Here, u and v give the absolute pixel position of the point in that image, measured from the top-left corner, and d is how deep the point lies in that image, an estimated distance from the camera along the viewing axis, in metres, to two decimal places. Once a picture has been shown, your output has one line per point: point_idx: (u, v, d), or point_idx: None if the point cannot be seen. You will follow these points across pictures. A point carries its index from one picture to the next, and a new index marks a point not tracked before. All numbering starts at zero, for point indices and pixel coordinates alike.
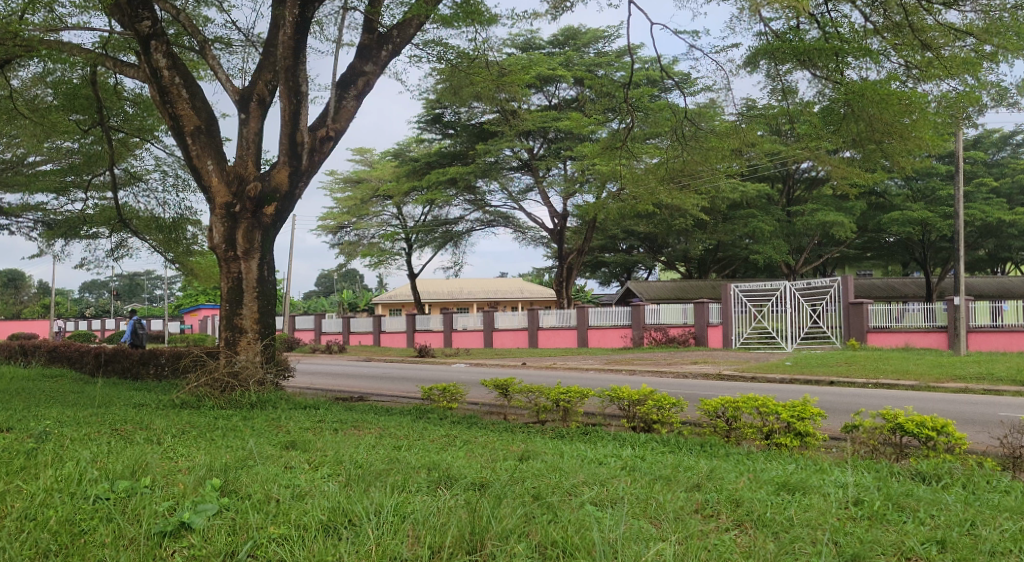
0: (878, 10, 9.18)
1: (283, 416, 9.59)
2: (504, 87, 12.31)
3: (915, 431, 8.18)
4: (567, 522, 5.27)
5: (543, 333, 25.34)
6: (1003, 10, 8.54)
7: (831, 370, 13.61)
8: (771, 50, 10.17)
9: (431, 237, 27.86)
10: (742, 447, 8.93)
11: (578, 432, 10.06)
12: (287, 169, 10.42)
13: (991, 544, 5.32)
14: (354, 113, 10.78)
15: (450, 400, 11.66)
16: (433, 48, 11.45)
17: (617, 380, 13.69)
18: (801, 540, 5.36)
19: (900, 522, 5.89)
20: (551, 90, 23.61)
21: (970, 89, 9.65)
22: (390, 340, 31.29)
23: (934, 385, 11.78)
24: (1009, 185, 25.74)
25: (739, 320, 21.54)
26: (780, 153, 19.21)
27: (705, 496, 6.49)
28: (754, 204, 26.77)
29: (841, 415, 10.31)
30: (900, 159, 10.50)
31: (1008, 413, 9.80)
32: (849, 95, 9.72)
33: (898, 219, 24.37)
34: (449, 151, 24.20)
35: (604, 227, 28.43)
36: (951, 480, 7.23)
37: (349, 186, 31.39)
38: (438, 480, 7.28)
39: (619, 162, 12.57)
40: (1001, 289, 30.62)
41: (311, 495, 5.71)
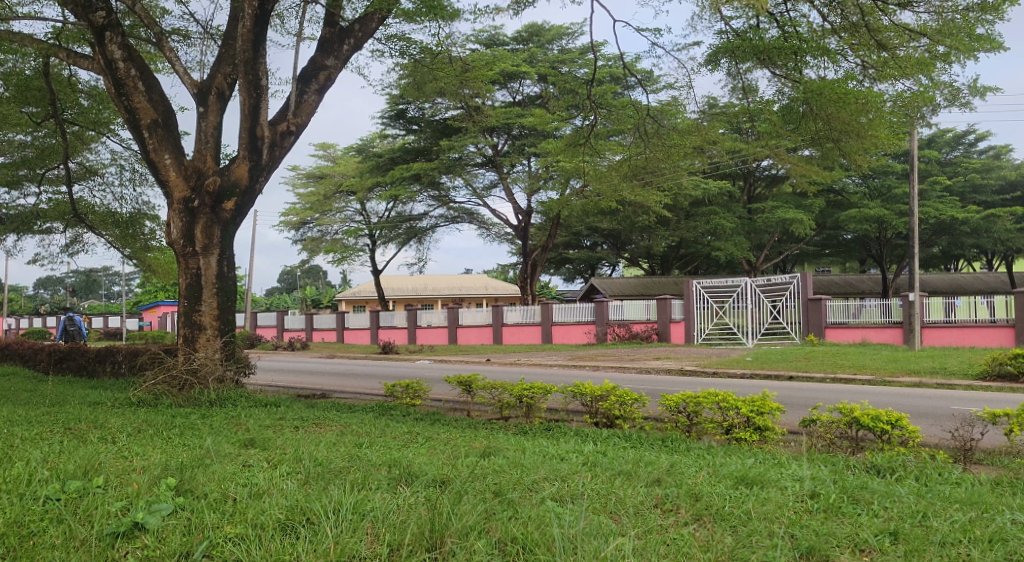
0: (836, 10, 9.30)
1: (242, 413, 9.47)
2: (467, 83, 12.29)
3: (870, 425, 8.31)
4: (527, 518, 5.28)
5: (508, 330, 25.34)
6: (955, 12, 8.74)
7: (790, 365, 13.81)
8: (732, 48, 10.27)
9: (395, 233, 27.68)
10: (703, 441, 9.02)
11: (542, 429, 10.07)
12: (247, 164, 10.26)
13: (942, 535, 5.44)
14: (315, 108, 10.69)
15: (413, 397, 11.61)
16: (397, 44, 11.36)
17: (580, 376, 13.78)
18: (759, 533, 5.45)
19: (855, 514, 5.99)
20: (515, 87, 23.59)
21: (924, 89, 9.86)
22: (353, 337, 31.06)
23: (890, 379, 12.01)
24: (962, 184, 26.31)
25: (701, 316, 21.78)
26: (740, 150, 19.42)
27: (665, 491, 6.56)
28: (716, 201, 27.04)
29: (799, 409, 10.47)
30: (857, 157, 10.69)
31: (960, 406, 10.03)
32: (807, 94, 9.87)
33: (855, 217, 24.77)
34: (414, 147, 24.10)
35: (569, 224, 28.50)
36: (903, 473, 7.38)
37: (311, 181, 31.08)
38: (399, 478, 7.26)
39: (583, 158, 12.62)
40: (955, 285, 31.33)
41: (269, 493, 5.65)
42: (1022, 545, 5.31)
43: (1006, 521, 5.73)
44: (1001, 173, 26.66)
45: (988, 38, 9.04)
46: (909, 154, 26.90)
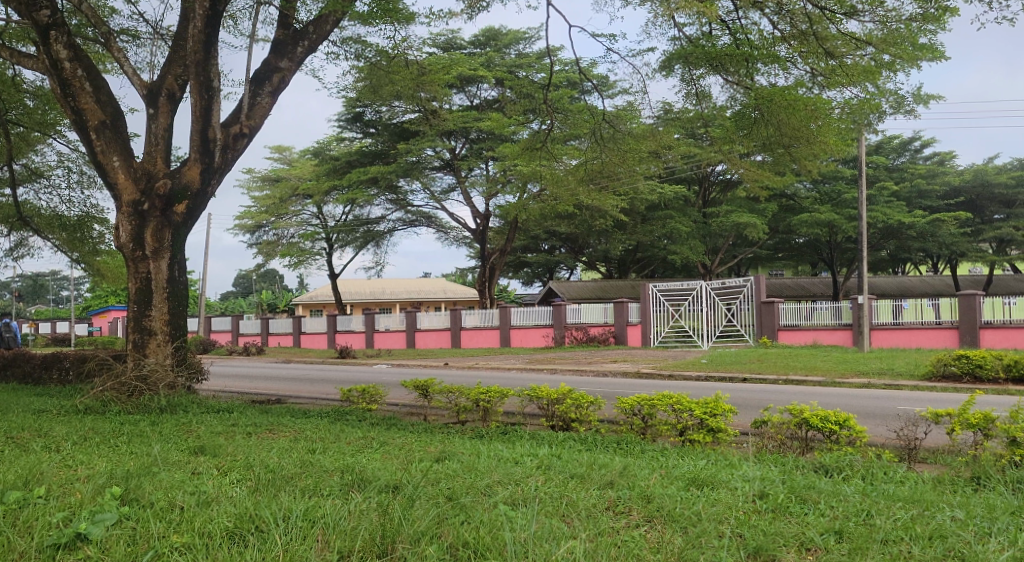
0: (785, 18, 9.45)
1: (194, 420, 9.34)
2: (424, 87, 12.26)
3: (819, 426, 8.48)
4: (479, 522, 5.29)
5: (467, 334, 25.33)
6: (899, 22, 8.96)
7: (744, 367, 14.02)
8: (685, 54, 10.40)
9: (352, 237, 27.51)
10: (658, 443, 9.11)
11: (498, 432, 10.09)
12: (198, 166, 10.10)
13: (885, 533, 5.55)
14: (270, 110, 10.57)
15: (370, 402, 11.58)
16: (353, 47, 11.32)
17: (537, 379, 13.83)
18: (708, 534, 5.52)
19: (802, 514, 6.10)
20: (473, 90, 23.61)
21: (870, 96, 10.09)
22: (310, 341, 30.79)
23: (840, 381, 12.25)
24: (909, 188, 26.95)
25: (658, 319, 21.99)
26: (695, 155, 19.65)
27: (618, 493, 6.62)
28: (672, 205, 27.32)
29: (751, 411, 10.62)
30: (807, 163, 10.90)
31: (907, 407, 10.26)
32: (758, 100, 10.05)
33: (807, 221, 25.20)
34: (371, 150, 24.00)
35: (528, 229, 28.58)
36: (850, 472, 7.54)
37: (267, 184, 30.84)
38: (351, 483, 7.22)
39: (540, 162, 12.71)
40: (903, 288, 32.08)
41: (217, 501, 5.58)
42: (960, 541, 5.45)
43: (945, 518, 5.85)
44: (946, 179, 27.38)
45: (929, 48, 9.30)
46: (857, 160, 27.50)
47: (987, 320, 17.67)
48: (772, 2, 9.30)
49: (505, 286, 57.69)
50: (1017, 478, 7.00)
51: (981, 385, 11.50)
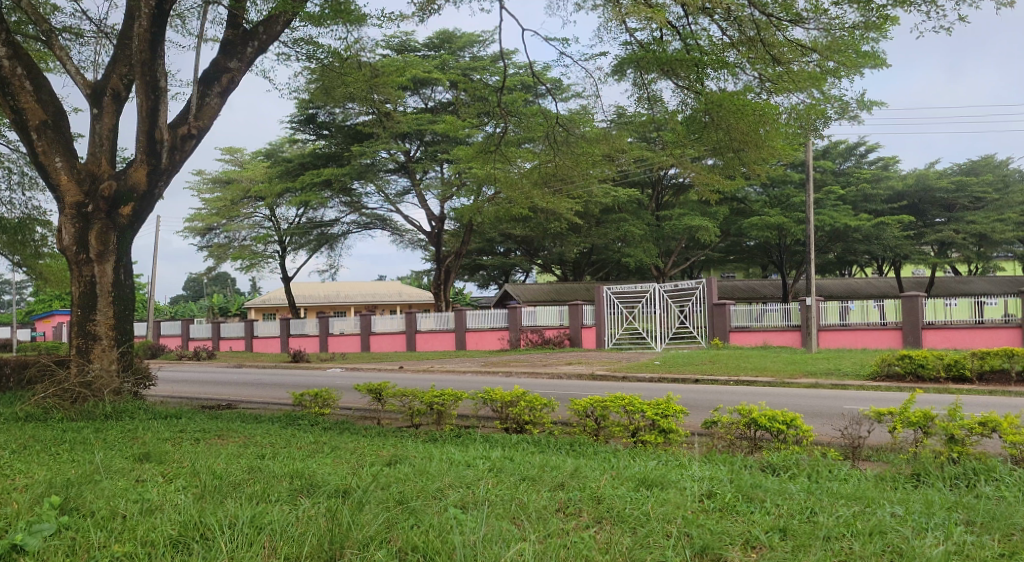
0: (734, 24, 9.57)
1: (140, 426, 9.17)
2: (377, 89, 12.17)
3: (767, 426, 8.62)
4: (428, 526, 5.29)
5: (422, 337, 25.26)
6: (842, 30, 9.16)
7: (696, 368, 14.20)
8: (636, 59, 10.46)
9: (306, 239, 27.23)
10: (610, 444, 9.17)
11: (451, 436, 10.07)
12: (145, 168, 9.90)
13: (827, 530, 5.67)
14: (219, 111, 10.36)
15: (322, 406, 11.46)
16: (304, 48, 11.22)
17: (491, 382, 13.85)
18: (656, 534, 5.59)
19: (748, 512, 6.20)
20: (427, 93, 23.52)
21: (815, 102, 10.31)
22: (262, 345, 30.40)
23: (788, 381, 12.48)
24: (855, 192, 27.58)
25: (612, 321, 22.15)
26: (647, 158, 19.86)
27: (569, 494, 6.65)
28: (625, 208, 27.55)
29: (701, 411, 10.76)
30: (756, 167, 11.09)
31: (852, 406, 10.48)
32: (708, 104, 10.18)
33: (757, 224, 25.60)
34: (325, 152, 23.87)
35: (484, 232, 28.60)
36: (796, 471, 7.67)
37: (218, 185, 30.40)
38: (300, 489, 7.15)
39: (494, 166, 12.71)
40: (850, 289, 32.82)
41: (162, 508, 5.49)
42: (898, 537, 5.58)
43: (886, 514, 5.99)
44: (890, 183, 28.09)
45: (870, 55, 9.54)
46: (806, 164, 28.06)
47: (929, 321, 18.15)
48: (721, 9, 9.42)
49: (460, 288, 57.64)
50: (954, 475, 7.19)
51: (922, 384, 11.81)
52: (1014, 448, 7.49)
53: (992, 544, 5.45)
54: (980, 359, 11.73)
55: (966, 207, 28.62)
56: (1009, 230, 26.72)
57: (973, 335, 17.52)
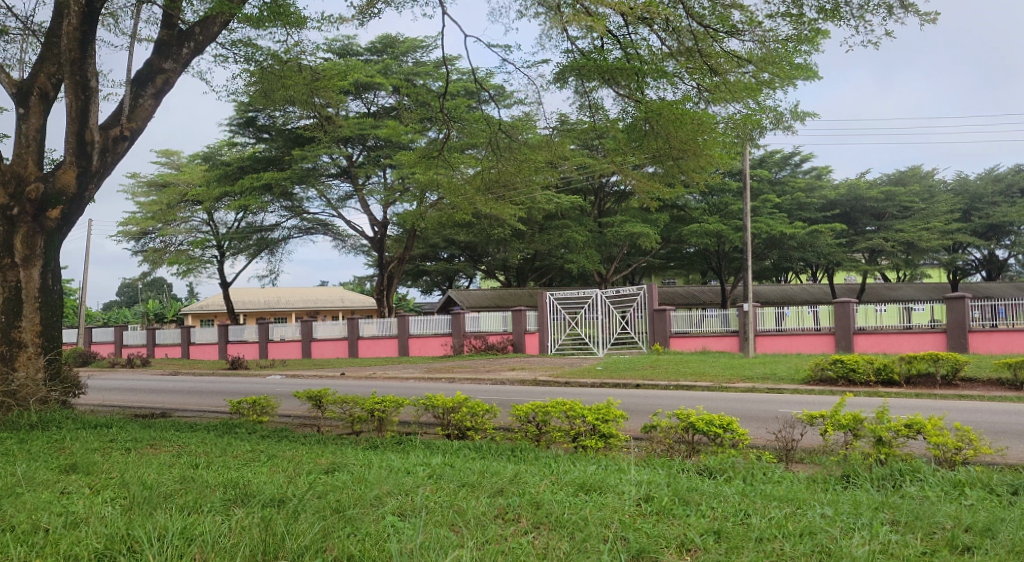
0: (672, 34, 9.70)
1: (67, 436, 8.88)
2: (318, 93, 12.01)
3: (704, 430, 8.75)
4: (365, 534, 5.27)
5: (365, 343, 25.03)
6: (777, 42, 9.39)
7: (637, 374, 14.33)
8: (577, 67, 10.46)
9: (245, 244, 26.77)
10: (551, 450, 9.19)
11: (392, 443, 9.98)
12: (74, 170, 9.55)
13: (759, 532, 5.78)
14: (153, 112, 10.01)
15: (260, 414, 11.27)
16: (243, 49, 11.03)
17: (432, 389, 13.78)
18: (593, 538, 5.64)
19: (684, 515, 6.29)
20: (370, 98, 23.35)
21: (751, 112, 10.54)
22: (200, 352, 29.75)
23: (726, 386, 12.71)
24: (790, 201, 28.27)
25: (554, 327, 22.29)
26: (590, 165, 20.05)
27: (507, 500, 6.66)
28: (568, 215, 27.77)
29: (641, 416, 10.89)
30: (694, 175, 11.29)
31: (785, 409, 10.71)
32: (647, 113, 10.31)
33: (697, 231, 26.05)
34: (265, 156, 23.58)
35: (427, 237, 28.48)
36: (731, 474, 7.82)
37: (153, 189, 29.71)
38: (234, 499, 7.01)
39: (437, 171, 12.68)
40: (786, 296, 33.64)
41: (87, 521, 5.33)
42: (827, 537, 5.71)
43: (816, 514, 6.14)
44: (823, 192, 28.88)
45: (803, 68, 9.80)
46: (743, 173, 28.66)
47: (860, 326, 18.70)
48: (660, 20, 9.54)
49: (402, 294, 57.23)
50: (882, 476, 7.39)
51: (853, 387, 12.15)
52: (938, 449, 7.74)
53: (915, 542, 5.62)
54: (907, 363, 12.11)
55: (895, 216, 29.58)
56: (936, 238, 27.71)
57: (902, 340, 18.09)
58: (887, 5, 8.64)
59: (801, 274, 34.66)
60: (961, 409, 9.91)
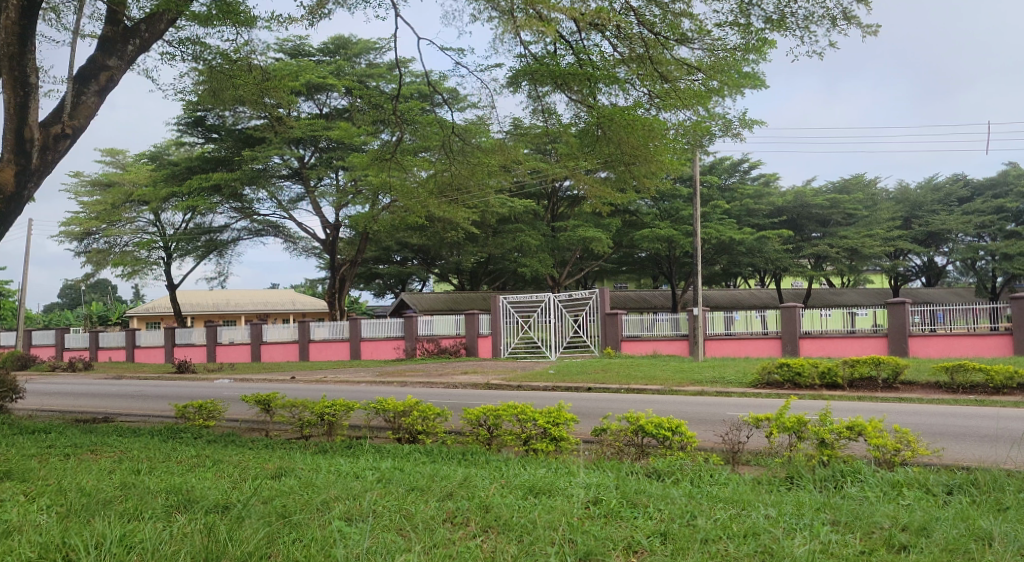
0: (623, 41, 9.77)
1: (3, 443, 8.61)
2: (268, 93, 11.81)
3: (653, 432, 8.84)
4: (310, 540, 5.21)
5: (316, 346, 24.76)
6: (726, 51, 9.55)
7: (589, 378, 14.40)
8: (531, 71, 10.44)
9: (193, 246, 26.29)
10: (502, 453, 9.17)
11: (342, 447, 9.87)
12: (12, 168, 8.86)
13: (705, 533, 5.84)
14: (97, 111, 9.43)
15: (207, 418, 11.06)
16: (191, 48, 10.83)
17: (383, 392, 13.70)
18: (541, 541, 5.68)
19: (632, 518, 6.34)
20: (322, 99, 23.16)
21: (701, 119, 10.70)
22: (145, 355, 29.10)
23: (676, 389, 12.87)
24: (740, 207, 28.76)
25: (507, 331, 22.31)
26: (543, 170, 20.14)
27: (457, 504, 6.63)
28: (522, 219, 27.85)
29: (591, 419, 10.95)
30: (646, 180, 11.39)
31: (733, 412, 10.87)
32: (599, 118, 10.37)
33: (648, 236, 26.32)
34: (214, 156, 23.21)
35: (380, 240, 28.30)
36: (679, 476, 7.91)
37: (97, 188, 29.03)
38: (176, 505, 6.87)
39: (390, 174, 12.60)
40: (736, 300, 34.21)
41: (21, 529, 5.17)
42: (771, 538, 5.79)
43: (760, 517, 6.22)
44: (771, 199, 29.46)
45: (750, 77, 10.01)
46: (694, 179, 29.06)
47: (806, 330, 19.08)
48: (612, 26, 9.61)
49: (355, 298, 56.76)
50: (824, 477, 7.54)
51: (799, 391, 12.39)
52: (877, 450, 7.93)
53: (854, 542, 5.74)
54: (850, 367, 12.40)
55: (840, 223, 30.28)
56: (878, 245, 28.43)
57: (846, 344, 18.50)
58: (831, 16, 8.85)
59: (750, 279, 35.28)
60: (900, 412, 10.18)
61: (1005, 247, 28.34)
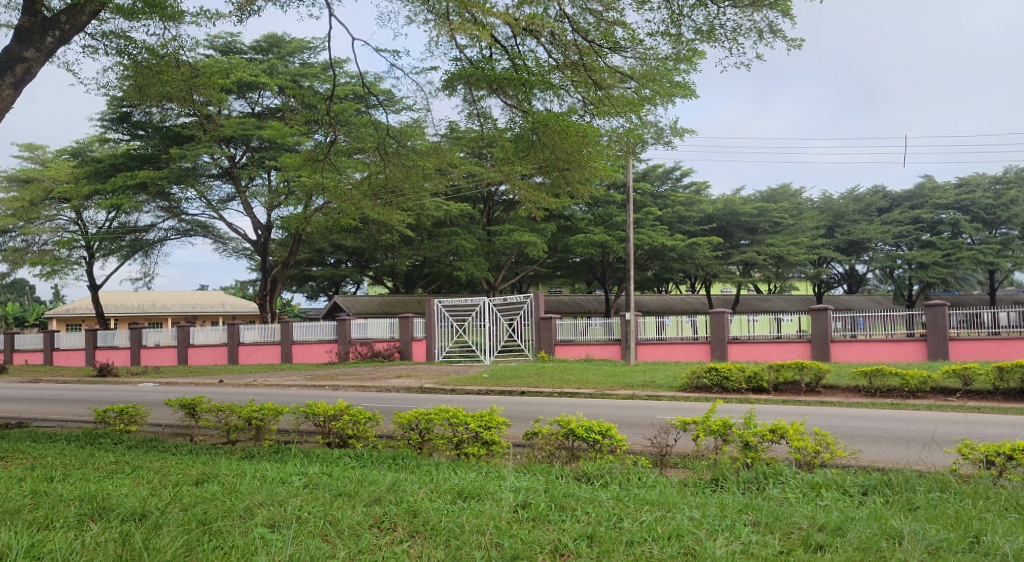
0: (558, 47, 9.81)
1: None
2: (196, 90, 11.48)
3: (584, 436, 8.88)
4: (231, 547, 5.10)
5: (247, 349, 24.28)
6: (658, 60, 9.70)
7: (521, 381, 14.45)
8: (465, 75, 10.41)
9: (117, 246, 25.48)
10: (433, 457, 9.10)
11: (269, 452, 9.67)
12: None
13: (630, 535, 5.90)
14: (11, 104, 8.84)
15: (128, 423, 10.72)
16: (115, 41, 10.51)
17: (313, 396, 13.52)
18: (468, 545, 5.68)
19: (560, 521, 6.36)
20: (254, 97, 22.75)
21: (633, 126, 10.84)
22: (65, 358, 28.06)
23: (607, 392, 13.02)
24: (671, 214, 29.29)
25: (442, 334, 22.25)
26: (477, 174, 20.16)
27: (384, 509, 6.54)
28: (457, 223, 27.76)
29: (523, 423, 11.00)
30: (580, 187, 11.50)
31: (662, 416, 11.03)
32: (534, 123, 10.40)
33: (582, 242, 26.55)
34: (139, 154, 22.58)
35: (314, 242, 27.91)
36: (607, 479, 7.97)
37: (15, 184, 27.92)
38: (90, 513, 6.62)
39: (324, 175, 12.42)
40: (669, 305, 34.79)
41: None
42: (693, 539, 5.88)
43: (683, 519, 6.30)
44: (702, 207, 30.06)
45: (680, 86, 10.21)
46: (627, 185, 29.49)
47: (734, 336, 19.48)
48: (546, 32, 9.63)
49: (288, 300, 55.87)
50: (747, 479, 7.69)
51: (726, 394, 12.66)
52: (798, 452, 8.14)
53: (773, 542, 5.87)
54: (775, 371, 12.74)
55: (767, 231, 31.11)
56: (803, 252, 29.30)
57: (771, 348, 18.98)
58: (757, 29, 9.09)
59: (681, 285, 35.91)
60: (820, 415, 10.48)
61: (921, 256, 29.50)
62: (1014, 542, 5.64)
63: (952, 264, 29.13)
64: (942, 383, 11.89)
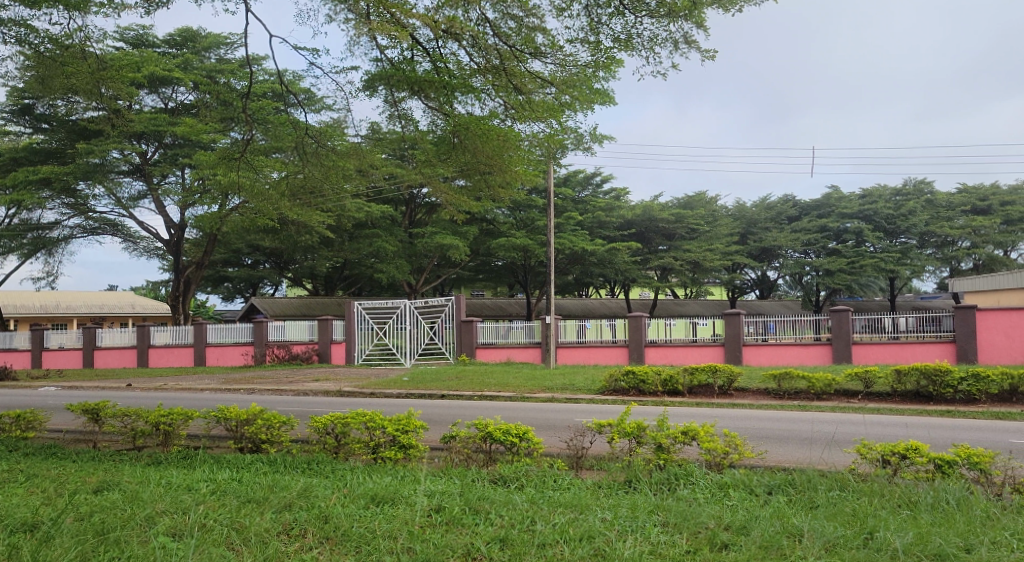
0: (479, 51, 9.79)
1: None
2: (104, 85, 11.03)
3: (501, 438, 8.87)
4: (128, 558, 4.93)
5: (160, 352, 23.49)
6: (578, 68, 9.81)
7: (441, 384, 14.38)
8: (386, 76, 10.28)
9: (18, 243, 24.31)
10: (349, 462, 8.92)
11: (178, 457, 9.33)
12: None
13: (541, 538, 5.92)
14: None
15: (25, 429, 10.22)
16: (14, 30, 10.02)
17: (225, 400, 13.17)
18: (377, 552, 5.64)
19: (473, 524, 6.34)
20: (167, 93, 22.08)
21: (553, 132, 10.89)
22: None
23: (526, 395, 13.07)
24: (591, 219, 29.66)
25: (362, 337, 21.94)
26: (399, 177, 20.01)
27: (293, 515, 6.37)
28: (379, 225, 27.45)
29: (440, 426, 10.93)
30: (501, 191, 11.48)
31: (578, 418, 11.13)
32: (456, 126, 10.37)
33: (505, 245, 26.66)
34: (44, 148, 21.65)
35: (229, 243, 27.21)
36: (523, 481, 7.99)
37: None
38: None
39: (238, 173, 12.07)
40: (591, 310, 35.20)
41: None
42: (603, 540, 5.94)
43: (595, 520, 6.34)
44: (623, 212, 30.53)
45: (599, 93, 10.31)
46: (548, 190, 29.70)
47: (651, 339, 19.79)
48: (467, 34, 9.61)
49: (204, 301, 54.32)
50: (659, 480, 7.82)
51: (642, 397, 12.82)
52: (708, 454, 8.30)
53: (681, 542, 5.98)
54: (690, 374, 12.97)
55: (684, 236, 31.79)
56: (718, 258, 30.21)
57: (686, 352, 19.40)
58: (673, 39, 9.28)
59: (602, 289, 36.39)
60: (732, 417, 10.74)
61: (828, 263, 30.58)
62: (904, 537, 5.86)
63: (857, 271, 30.23)
64: (845, 385, 12.34)
